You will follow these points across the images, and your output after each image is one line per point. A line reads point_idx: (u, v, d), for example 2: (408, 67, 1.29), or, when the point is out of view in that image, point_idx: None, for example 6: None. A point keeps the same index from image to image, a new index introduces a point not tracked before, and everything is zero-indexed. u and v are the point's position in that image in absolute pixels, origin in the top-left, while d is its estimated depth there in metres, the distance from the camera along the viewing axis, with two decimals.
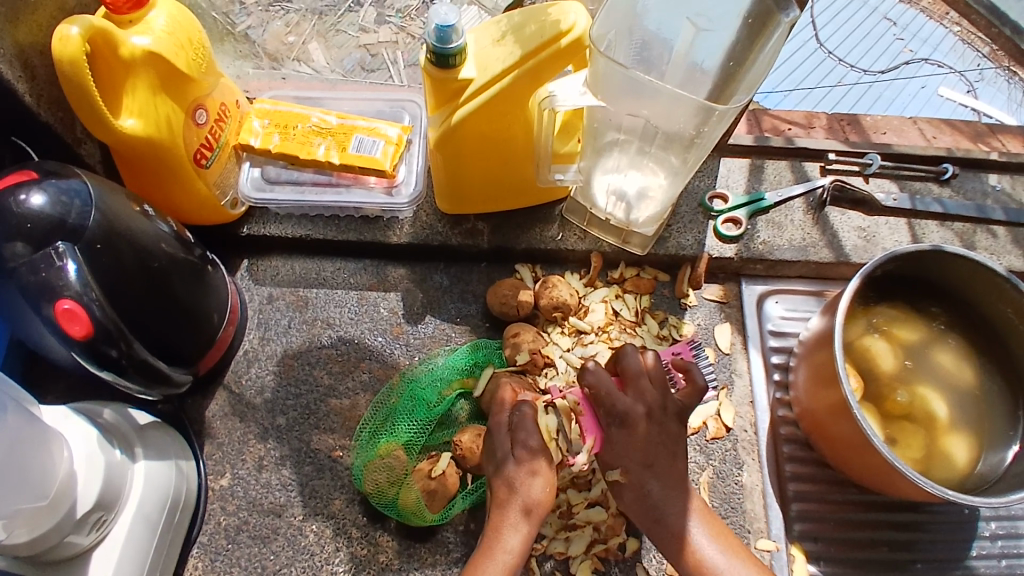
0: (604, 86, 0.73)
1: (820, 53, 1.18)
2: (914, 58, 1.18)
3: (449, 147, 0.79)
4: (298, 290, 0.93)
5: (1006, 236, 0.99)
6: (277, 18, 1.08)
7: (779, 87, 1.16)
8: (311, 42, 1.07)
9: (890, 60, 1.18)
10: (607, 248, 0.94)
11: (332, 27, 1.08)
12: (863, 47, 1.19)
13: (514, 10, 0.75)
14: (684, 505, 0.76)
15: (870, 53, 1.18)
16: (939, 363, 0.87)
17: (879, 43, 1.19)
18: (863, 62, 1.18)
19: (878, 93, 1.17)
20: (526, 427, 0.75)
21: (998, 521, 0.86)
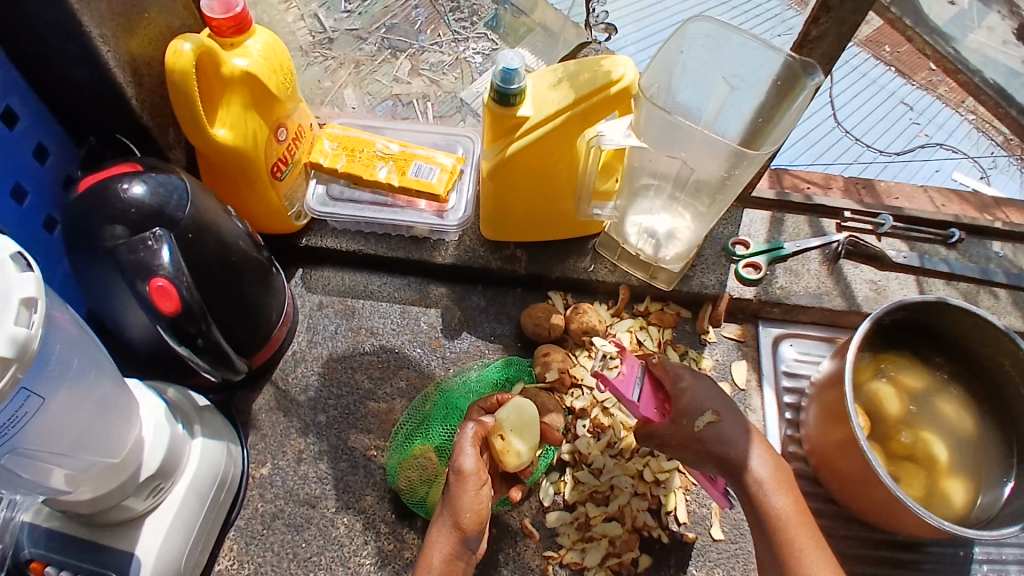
0: (646, 128, 0.81)
1: (838, 131, 1.27)
2: (929, 142, 1.27)
3: (501, 176, 0.88)
4: (345, 300, 1.01)
5: (1007, 298, 1.06)
6: (317, 62, 1.16)
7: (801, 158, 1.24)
8: (348, 89, 1.17)
9: (905, 143, 1.27)
10: (635, 282, 1.01)
11: (369, 74, 1.17)
12: (881, 128, 1.28)
13: (569, 61, 0.84)
14: (759, 448, 0.76)
15: (888, 134, 1.27)
16: (941, 411, 0.93)
17: (895, 126, 1.28)
18: (882, 142, 1.27)
19: (894, 172, 1.25)
20: (458, 448, 0.73)
21: (990, 565, 0.91)
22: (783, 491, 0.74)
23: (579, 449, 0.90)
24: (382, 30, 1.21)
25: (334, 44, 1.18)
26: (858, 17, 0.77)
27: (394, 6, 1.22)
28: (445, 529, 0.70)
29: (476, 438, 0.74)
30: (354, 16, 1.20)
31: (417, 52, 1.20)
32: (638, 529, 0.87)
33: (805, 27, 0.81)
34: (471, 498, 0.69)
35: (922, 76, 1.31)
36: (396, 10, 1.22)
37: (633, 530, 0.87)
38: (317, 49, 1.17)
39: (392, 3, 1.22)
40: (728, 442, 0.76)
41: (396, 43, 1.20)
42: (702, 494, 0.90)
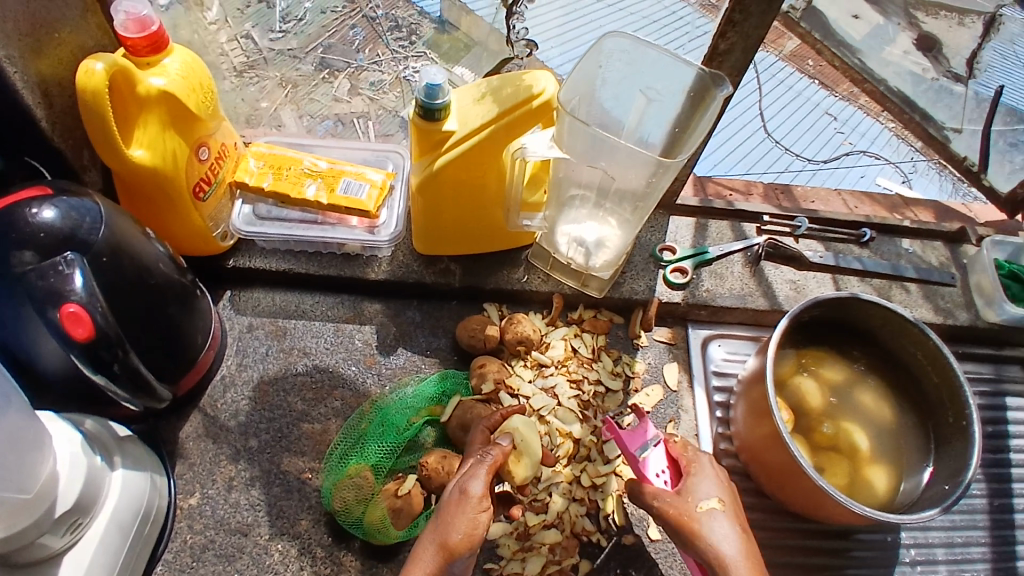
0: (568, 140, 0.82)
1: (767, 141, 1.34)
2: (853, 150, 1.34)
3: (430, 190, 0.88)
4: (276, 321, 0.99)
5: (917, 292, 1.13)
6: (251, 82, 1.16)
7: (732, 170, 1.32)
8: (284, 110, 1.17)
9: (831, 151, 1.34)
10: (568, 290, 1.03)
11: (307, 94, 1.18)
12: (806, 138, 1.34)
13: (492, 76, 0.86)
14: (738, 525, 0.77)
15: (814, 144, 1.34)
16: (859, 401, 0.98)
17: (820, 136, 1.34)
18: (808, 151, 1.34)
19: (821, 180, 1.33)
20: (471, 473, 0.72)
21: (917, 549, 0.98)
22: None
23: None
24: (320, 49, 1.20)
25: (269, 64, 1.17)
26: (762, 31, 0.82)
27: (330, 25, 1.21)
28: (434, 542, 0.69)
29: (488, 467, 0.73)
30: (289, 36, 1.19)
31: (357, 71, 1.20)
32: (577, 534, 0.88)
33: (714, 41, 0.85)
34: (465, 521, 0.68)
35: (844, 88, 1.35)
36: (331, 28, 1.21)
37: (573, 536, 0.88)
38: (251, 70, 1.16)
39: (327, 22, 1.21)
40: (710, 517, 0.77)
41: (333, 62, 1.20)
42: None
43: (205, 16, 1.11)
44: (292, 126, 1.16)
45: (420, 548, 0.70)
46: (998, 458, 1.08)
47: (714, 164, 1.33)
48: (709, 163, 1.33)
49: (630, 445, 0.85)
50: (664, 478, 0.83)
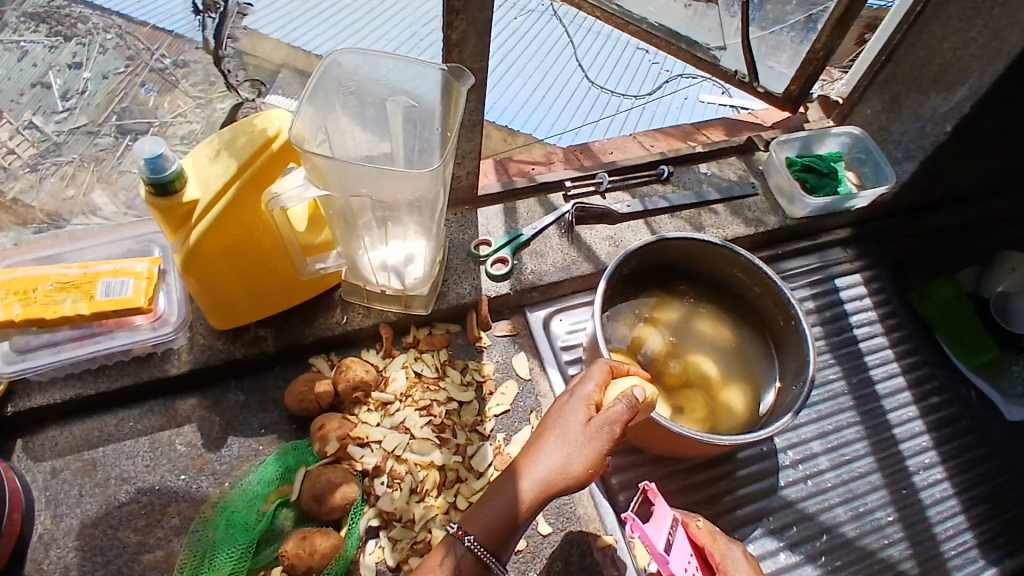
0: (322, 175, 0.76)
1: (592, 88, 1.30)
2: (671, 75, 1.35)
3: (198, 267, 0.80)
4: (83, 454, 0.88)
5: (725, 212, 1.17)
6: (50, 172, 1.02)
7: (569, 127, 1.30)
8: (94, 190, 1.04)
9: (653, 83, 1.34)
10: (393, 317, 0.99)
11: (114, 169, 1.04)
12: (624, 75, 1.31)
13: (223, 128, 0.79)
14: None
15: (636, 80, 1.32)
16: (698, 331, 1.01)
17: (638, 71, 1.32)
18: (632, 87, 1.33)
19: (651, 113, 1.36)
20: (581, 404, 0.69)
21: (794, 449, 1.04)
22: None
23: (385, 508, 0.85)
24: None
25: (65, 149, 1.02)
26: (486, 13, 0.79)
27: (117, 89, 1.04)
28: (509, 493, 0.66)
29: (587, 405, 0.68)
30: (75, 112, 1.03)
31: (161, 129, 1.05)
32: None
33: (444, 33, 0.81)
34: (585, 460, 0.65)
35: None
36: (120, 91, 1.04)
37: None
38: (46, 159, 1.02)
39: (113, 87, 1.04)
40: None
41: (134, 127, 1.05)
42: None
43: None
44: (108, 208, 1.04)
45: (494, 494, 0.68)
46: (843, 338, 1.16)
47: (552, 124, 1.30)
48: (550, 125, 1.29)
49: (654, 538, 0.75)
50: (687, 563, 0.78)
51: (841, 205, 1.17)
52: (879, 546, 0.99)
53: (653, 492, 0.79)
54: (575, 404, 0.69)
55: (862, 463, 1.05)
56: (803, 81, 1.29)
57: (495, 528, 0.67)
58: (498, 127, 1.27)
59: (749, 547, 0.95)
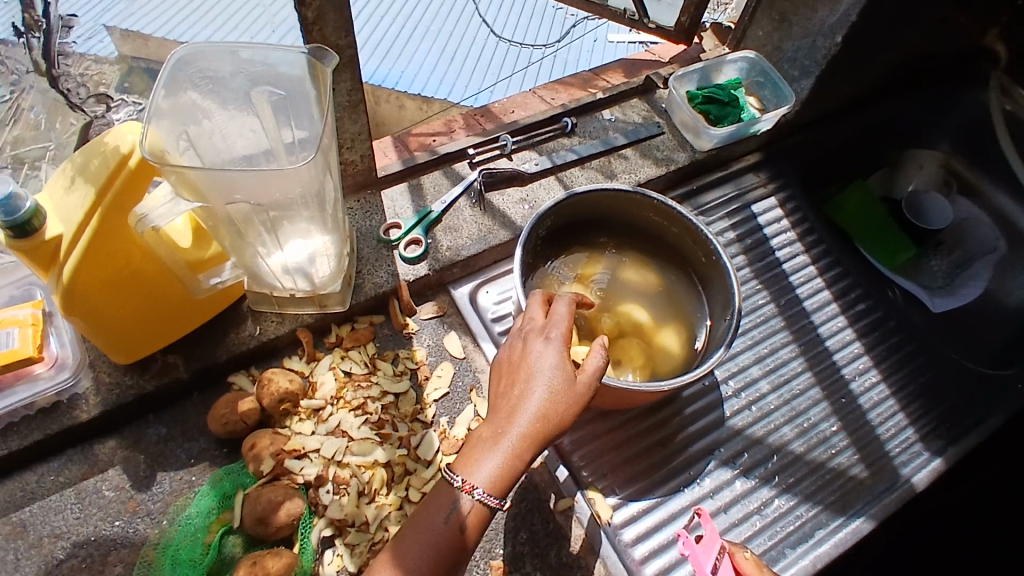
0: (191, 188, 0.70)
1: (501, 44, 1.54)
2: (578, 21, 1.60)
3: (80, 306, 0.74)
4: (9, 517, 0.82)
5: (633, 155, 1.15)
6: None
7: (483, 86, 1.50)
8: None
9: (561, 30, 1.59)
10: (310, 319, 0.94)
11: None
12: (539, 26, 1.59)
13: (77, 152, 0.72)
14: None
15: (544, 29, 1.59)
16: (626, 281, 1.01)
17: (550, 20, 1.60)
18: (540, 39, 1.57)
19: (563, 58, 1.55)
20: (556, 340, 0.66)
21: (733, 378, 1.06)
22: None
23: (335, 516, 0.82)
24: (8, 146, 1.05)
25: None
26: None
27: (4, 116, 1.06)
28: (494, 453, 0.62)
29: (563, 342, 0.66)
30: None
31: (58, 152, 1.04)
32: None
33: (299, 12, 0.75)
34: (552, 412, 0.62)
35: None
36: (9, 117, 1.06)
37: None
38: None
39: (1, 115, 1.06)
40: None
41: (28, 155, 1.05)
42: None
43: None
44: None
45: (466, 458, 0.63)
46: (767, 263, 1.18)
47: (466, 88, 1.50)
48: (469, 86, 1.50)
49: (702, 560, 0.73)
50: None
51: (746, 132, 1.17)
52: (827, 456, 1.02)
53: (706, 517, 0.77)
54: (550, 344, 0.66)
55: (801, 380, 1.08)
56: (693, 11, 1.26)
57: (440, 550, 0.62)
58: (410, 98, 1.49)
59: (705, 481, 0.96)
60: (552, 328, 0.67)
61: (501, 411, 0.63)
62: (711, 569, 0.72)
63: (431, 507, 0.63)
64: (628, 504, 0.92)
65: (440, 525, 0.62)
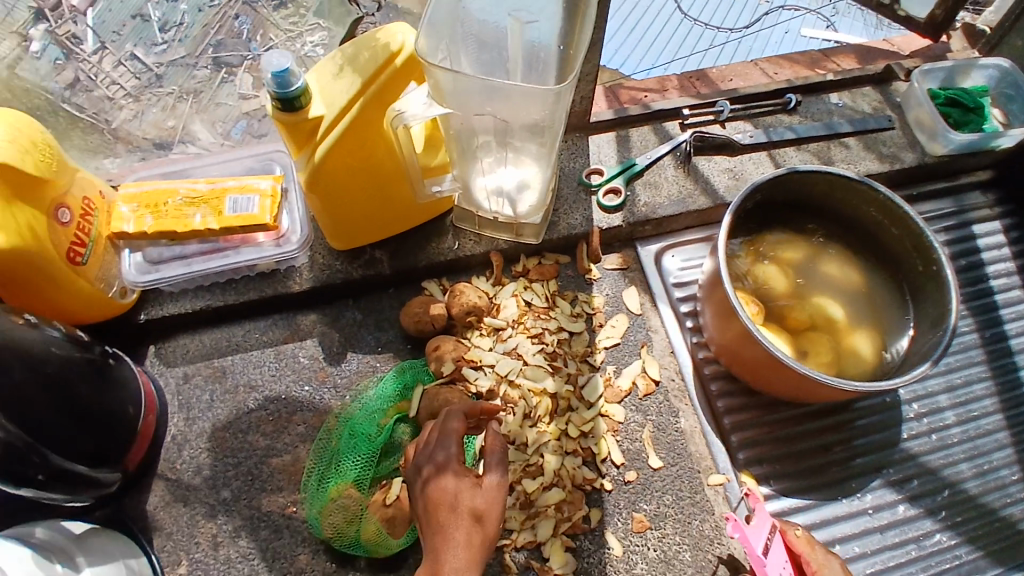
0: (447, 93, 0.75)
1: (686, 22, 1.30)
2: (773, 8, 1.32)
3: (321, 185, 0.80)
4: (212, 361, 0.92)
5: (856, 145, 1.08)
6: (150, 104, 1.01)
7: (658, 62, 1.28)
8: (194, 122, 1.04)
9: (752, 15, 1.31)
10: (504, 245, 0.98)
11: (211, 100, 1.04)
12: (726, 7, 1.31)
13: (345, 44, 0.77)
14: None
15: (732, 12, 1.31)
16: (826, 273, 0.95)
17: (739, 1, 1.32)
18: (727, 21, 1.31)
19: (748, 46, 1.30)
20: (455, 464, 0.71)
21: (919, 402, 0.98)
22: None
23: None
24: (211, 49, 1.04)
25: (165, 81, 1.02)
26: None
27: (212, 21, 1.04)
28: (458, 553, 0.66)
29: (459, 465, 0.72)
30: (174, 44, 1.02)
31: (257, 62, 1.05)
32: (580, 485, 0.87)
33: None
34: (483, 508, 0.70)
35: None
36: (215, 23, 1.04)
37: (575, 489, 0.86)
38: (149, 90, 1.01)
39: (209, 18, 1.04)
40: None
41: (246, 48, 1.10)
42: (631, 429, 0.91)
43: (80, 49, 0.95)
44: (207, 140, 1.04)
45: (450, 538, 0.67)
46: (981, 290, 1.07)
47: (642, 63, 1.29)
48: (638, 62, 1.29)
49: (754, 542, 0.73)
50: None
51: (985, 143, 1.06)
52: (1005, 507, 0.93)
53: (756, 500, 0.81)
54: (450, 466, 0.71)
55: (992, 421, 0.98)
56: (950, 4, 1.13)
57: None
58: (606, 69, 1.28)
59: (866, 496, 0.91)
60: (449, 442, 0.73)
61: (446, 535, 0.68)
62: (765, 547, 0.73)
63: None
64: (780, 497, 0.89)
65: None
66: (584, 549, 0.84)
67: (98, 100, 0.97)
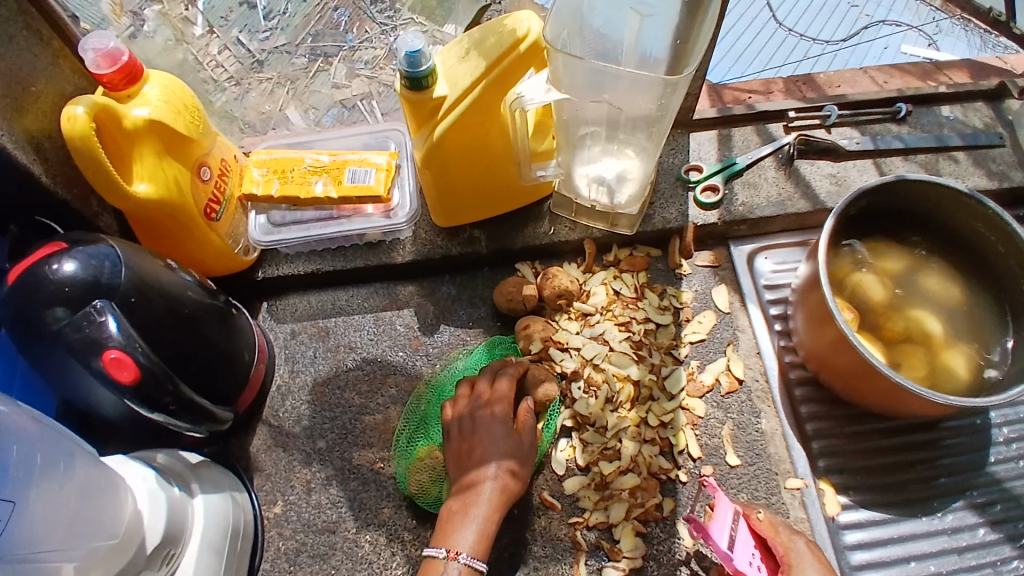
0: (568, 80, 0.78)
1: (780, 31, 1.24)
2: (871, 22, 1.25)
3: (436, 162, 0.85)
4: (317, 321, 0.99)
5: (967, 160, 1.05)
6: (251, 89, 1.10)
7: (750, 71, 1.22)
8: (289, 107, 1.12)
9: (849, 28, 1.25)
10: (597, 233, 1.00)
11: (306, 88, 1.12)
12: (822, 20, 1.25)
13: (472, 29, 0.82)
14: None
15: (829, 24, 1.25)
16: (926, 286, 0.93)
17: (835, 14, 1.26)
18: (823, 34, 1.25)
19: (844, 59, 1.23)
20: (499, 417, 0.82)
21: (1010, 426, 0.94)
22: None
23: (580, 411, 0.89)
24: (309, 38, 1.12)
25: (265, 66, 1.09)
26: None
27: (313, 12, 1.12)
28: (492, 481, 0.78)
29: (506, 411, 0.83)
30: (277, 32, 1.10)
31: (350, 53, 1.13)
32: (655, 474, 0.87)
33: None
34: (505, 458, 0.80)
35: None
36: (316, 14, 1.12)
37: (651, 476, 0.87)
38: (252, 74, 1.09)
39: (311, 10, 1.12)
40: None
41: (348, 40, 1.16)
42: (711, 425, 0.92)
43: (193, 32, 1.03)
44: (299, 123, 1.12)
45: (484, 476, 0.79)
46: None
47: (729, 69, 1.23)
48: (729, 67, 1.23)
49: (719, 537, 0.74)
50: (754, 562, 0.77)
51: None
52: None
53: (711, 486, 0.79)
54: (495, 415, 0.82)
55: None
56: None
57: (483, 537, 0.76)
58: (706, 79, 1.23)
59: (947, 517, 0.88)
60: (497, 398, 0.83)
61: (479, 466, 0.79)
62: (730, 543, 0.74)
63: (458, 525, 0.76)
64: (858, 509, 0.87)
65: (479, 522, 0.76)
66: (654, 536, 0.85)
67: (206, 81, 1.05)
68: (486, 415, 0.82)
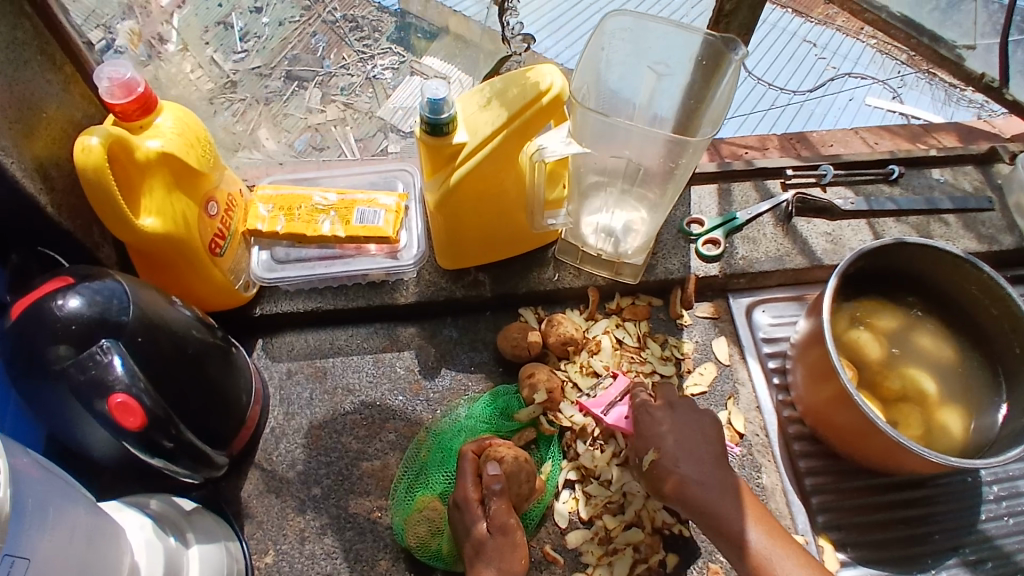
0: (586, 133, 0.80)
1: (750, 79, 1.26)
2: (838, 74, 1.28)
3: (449, 207, 0.84)
4: (315, 361, 0.96)
5: (956, 223, 1.09)
6: (224, 107, 1.07)
7: None
8: (261, 128, 1.10)
9: (816, 79, 1.27)
10: (601, 282, 1.01)
11: (280, 110, 1.11)
12: (790, 70, 1.26)
13: (494, 78, 0.82)
14: (738, 507, 0.79)
15: (798, 74, 1.26)
16: (919, 345, 0.96)
17: (804, 65, 1.27)
18: (792, 83, 1.27)
19: (810, 111, 1.27)
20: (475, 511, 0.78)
21: (1000, 485, 0.96)
22: (767, 535, 0.77)
23: (585, 463, 0.89)
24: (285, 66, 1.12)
25: (239, 88, 1.08)
26: None
27: (291, 37, 1.10)
28: None
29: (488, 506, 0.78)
30: (252, 54, 1.08)
31: (326, 79, 1.12)
32: (658, 529, 0.86)
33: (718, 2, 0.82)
34: (515, 550, 0.77)
35: (819, 11, 1.29)
36: (293, 39, 1.10)
37: (654, 532, 0.86)
38: (224, 94, 1.07)
39: (288, 34, 1.10)
40: (708, 504, 0.79)
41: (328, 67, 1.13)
42: None
43: (165, 50, 1.00)
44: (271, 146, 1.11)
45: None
46: None
47: None
48: None
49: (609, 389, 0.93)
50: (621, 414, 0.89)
51: None
52: None
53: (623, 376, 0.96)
54: (474, 516, 0.78)
55: None
56: None
57: None
58: None
59: None
60: (473, 497, 0.79)
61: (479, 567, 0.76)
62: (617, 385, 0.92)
63: None
64: (856, 566, 0.88)
65: None
66: None
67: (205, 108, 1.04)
68: (473, 516, 0.78)
